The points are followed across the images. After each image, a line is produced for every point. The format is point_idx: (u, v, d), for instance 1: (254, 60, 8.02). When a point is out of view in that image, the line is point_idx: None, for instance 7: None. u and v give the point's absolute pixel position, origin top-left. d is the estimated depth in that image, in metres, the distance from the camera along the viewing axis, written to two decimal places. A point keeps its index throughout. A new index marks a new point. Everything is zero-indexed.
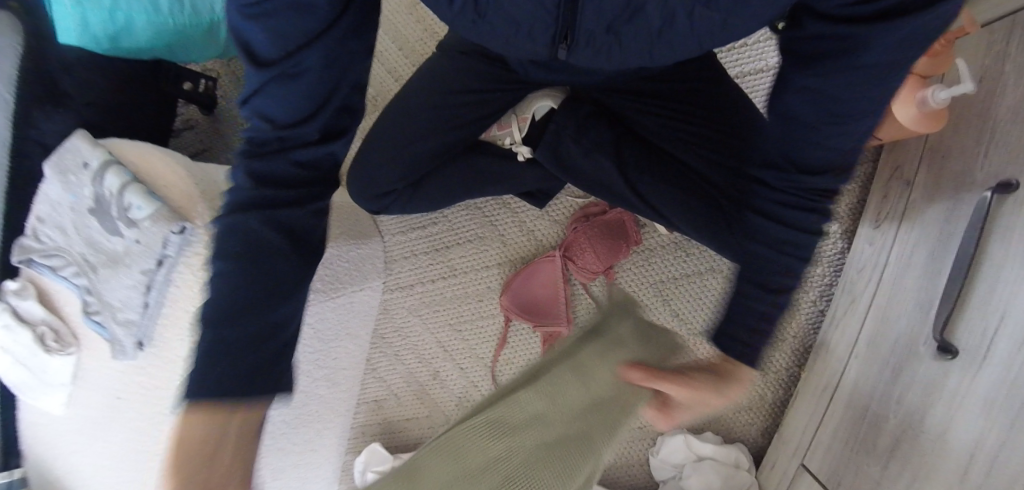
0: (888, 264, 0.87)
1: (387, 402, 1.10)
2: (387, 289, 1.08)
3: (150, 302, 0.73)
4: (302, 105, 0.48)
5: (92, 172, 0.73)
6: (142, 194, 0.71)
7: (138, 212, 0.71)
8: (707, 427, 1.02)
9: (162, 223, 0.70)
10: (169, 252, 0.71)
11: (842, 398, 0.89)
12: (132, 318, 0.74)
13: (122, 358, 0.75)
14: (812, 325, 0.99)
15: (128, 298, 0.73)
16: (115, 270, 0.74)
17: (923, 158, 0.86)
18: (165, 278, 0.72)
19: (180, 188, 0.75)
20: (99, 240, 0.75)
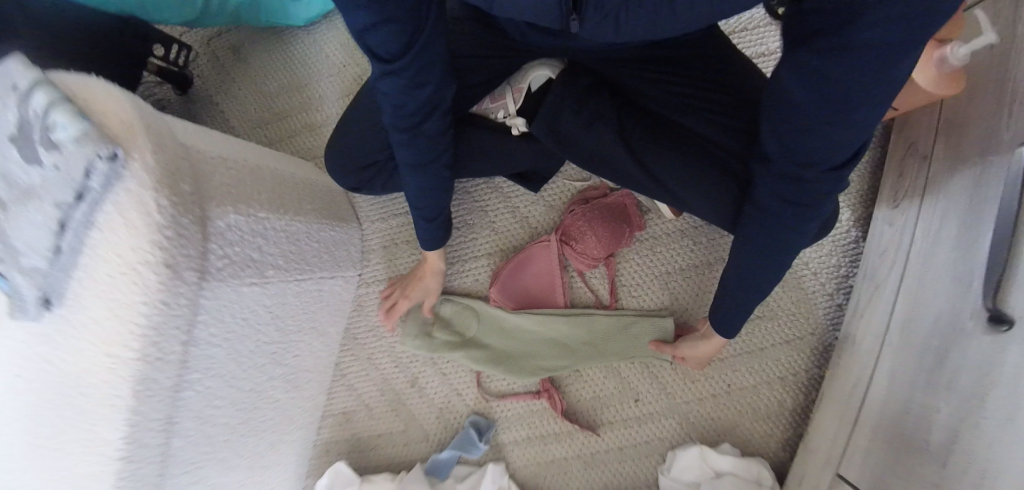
0: (914, 242, 0.81)
1: (357, 414, 0.96)
2: (362, 283, 0.97)
3: (63, 246, 0.62)
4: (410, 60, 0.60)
5: (19, 92, 0.62)
6: (72, 114, 0.61)
7: (62, 132, 0.60)
8: (724, 439, 0.90)
9: (89, 145, 0.60)
10: (92, 184, 0.61)
11: (877, 394, 0.79)
12: (39, 265, 0.62)
13: (20, 316, 0.64)
14: (832, 321, 0.90)
15: (32, 238, 0.61)
16: (23, 207, 0.61)
17: (939, 130, 0.80)
18: (85, 217, 0.62)
19: (120, 115, 0.65)
20: (11, 173, 0.62)
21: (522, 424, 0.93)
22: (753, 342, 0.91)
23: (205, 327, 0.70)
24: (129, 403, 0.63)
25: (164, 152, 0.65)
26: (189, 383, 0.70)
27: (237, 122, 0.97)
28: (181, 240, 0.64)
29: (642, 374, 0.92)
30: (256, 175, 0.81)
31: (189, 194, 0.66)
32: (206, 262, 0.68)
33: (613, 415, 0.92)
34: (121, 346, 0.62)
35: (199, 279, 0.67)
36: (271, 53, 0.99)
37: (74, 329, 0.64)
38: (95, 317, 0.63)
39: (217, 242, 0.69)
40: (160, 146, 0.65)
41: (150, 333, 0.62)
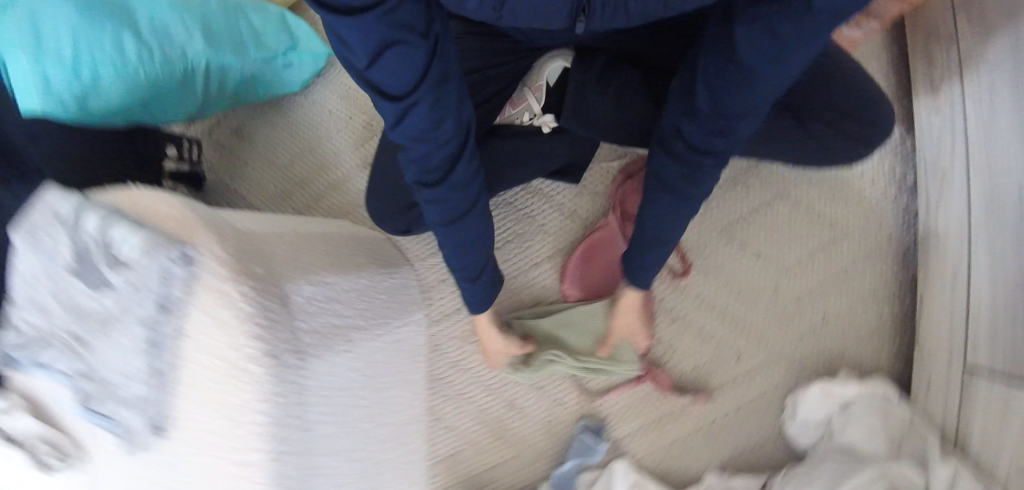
0: (969, 119, 0.79)
1: (463, 453, 0.93)
2: (432, 322, 0.95)
3: (160, 367, 0.54)
4: (424, 96, 0.52)
5: (68, 221, 0.55)
6: (133, 225, 0.53)
7: (126, 247, 0.52)
8: (839, 366, 0.87)
9: (158, 250, 0.52)
10: (174, 292, 0.53)
11: (982, 278, 0.77)
12: (141, 394, 0.54)
13: (139, 452, 0.56)
14: (903, 223, 0.89)
15: (127, 367, 0.54)
16: (109, 337, 0.54)
17: (959, 9, 0.81)
18: (175, 329, 0.54)
19: (174, 213, 0.56)
20: (84, 306, 0.55)
21: (634, 412, 0.91)
22: (835, 266, 0.89)
23: (315, 410, 0.63)
24: None
25: (229, 242, 0.57)
26: (317, 472, 0.64)
27: (257, 202, 0.98)
28: (275, 330, 0.57)
29: (738, 330, 0.90)
30: (311, 244, 0.75)
31: (267, 275, 0.59)
32: (299, 341, 0.61)
33: (720, 379, 0.90)
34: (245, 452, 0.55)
35: (298, 360, 0.60)
36: (275, 127, 1.01)
37: (198, 452, 0.55)
38: (210, 427, 0.55)
39: (302, 320, 0.63)
40: (223, 237, 0.57)
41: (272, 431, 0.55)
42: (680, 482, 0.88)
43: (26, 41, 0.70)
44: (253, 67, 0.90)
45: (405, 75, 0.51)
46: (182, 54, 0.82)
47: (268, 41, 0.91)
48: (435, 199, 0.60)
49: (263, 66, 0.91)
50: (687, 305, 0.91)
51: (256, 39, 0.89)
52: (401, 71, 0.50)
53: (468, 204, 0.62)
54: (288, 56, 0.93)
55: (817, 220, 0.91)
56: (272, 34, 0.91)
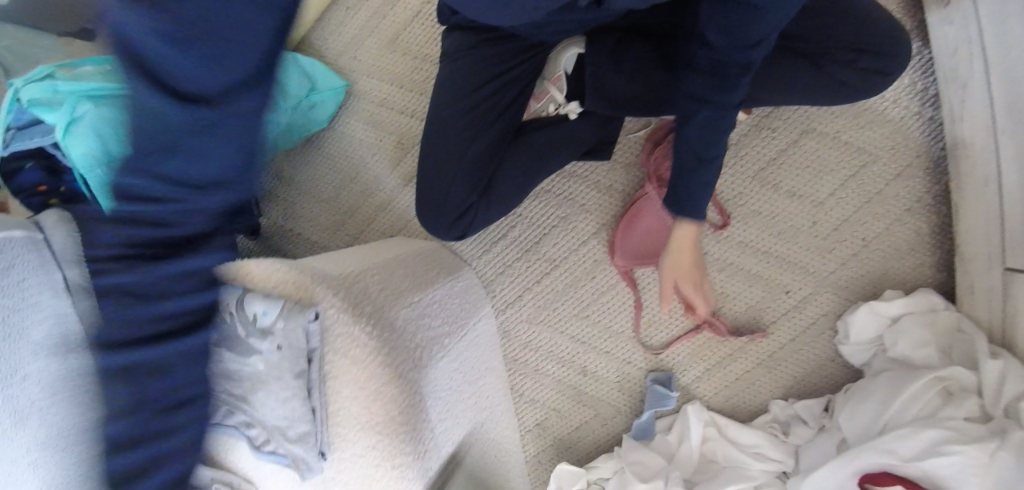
0: (983, 29, 0.79)
1: (549, 420, 1.03)
2: (500, 310, 1.03)
3: (314, 405, 0.67)
4: (225, 158, 0.35)
5: None
6: (265, 297, 0.65)
7: (266, 317, 0.65)
8: (884, 286, 0.93)
9: (296, 316, 0.64)
10: (314, 344, 0.66)
11: (1011, 185, 0.80)
12: (305, 429, 0.66)
13: (311, 475, 0.69)
14: (932, 136, 0.91)
15: (290, 411, 0.66)
16: (266, 390, 0.66)
17: None
18: (319, 375, 0.67)
19: (294, 280, 0.69)
20: (234, 368, 0.68)
21: (698, 359, 0.99)
22: (869, 190, 0.93)
23: (435, 408, 0.74)
24: None
25: (340, 289, 0.69)
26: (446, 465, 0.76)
27: (318, 235, 1.06)
28: (392, 354, 0.66)
29: (785, 268, 0.95)
30: (390, 268, 0.85)
31: (375, 311, 0.69)
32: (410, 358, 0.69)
33: (774, 314, 0.96)
34: (399, 456, 0.65)
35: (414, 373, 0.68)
36: (314, 162, 1.07)
37: (355, 466, 0.68)
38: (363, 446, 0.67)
39: (408, 337, 0.72)
40: (335, 286, 0.69)
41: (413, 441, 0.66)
42: (745, 415, 0.99)
43: (99, 153, 0.77)
44: (286, 116, 0.97)
45: (227, 169, 0.36)
46: None
47: (292, 88, 0.98)
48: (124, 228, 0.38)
49: (295, 113, 0.99)
50: (733, 253, 0.96)
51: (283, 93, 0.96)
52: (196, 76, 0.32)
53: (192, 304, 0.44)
54: (311, 97, 1.00)
55: (847, 148, 0.93)
56: (294, 82, 0.98)
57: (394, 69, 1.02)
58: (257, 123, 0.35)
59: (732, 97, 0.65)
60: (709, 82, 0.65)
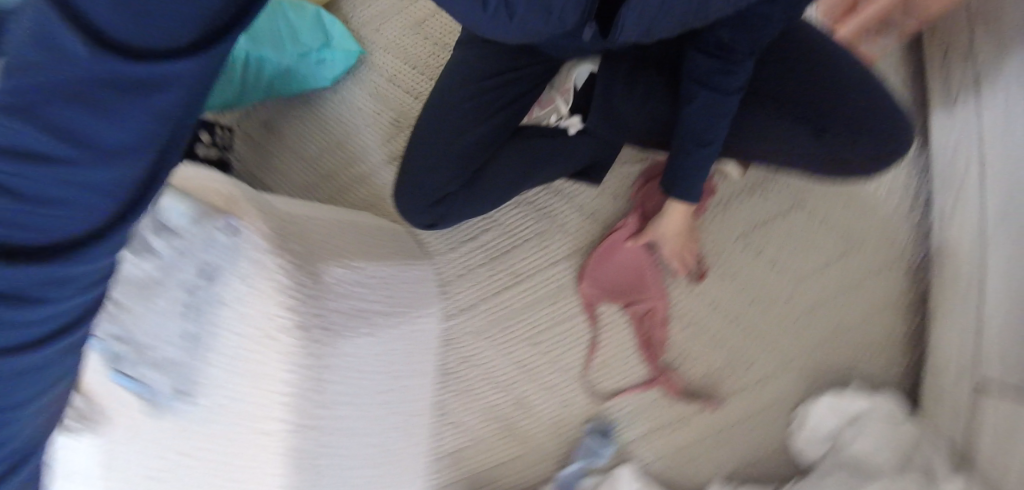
0: (984, 136, 0.80)
1: (469, 448, 0.93)
2: (447, 316, 0.94)
3: (195, 332, 0.57)
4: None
5: None
6: (177, 194, 0.54)
7: (173, 214, 0.54)
8: (851, 380, 0.88)
9: (204, 222, 0.55)
10: (218, 261, 0.56)
11: (994, 292, 0.77)
12: (176, 359, 0.57)
13: (163, 413, 0.58)
14: (920, 237, 0.90)
15: (164, 328, 0.56)
16: (146, 301, 0.55)
17: (974, 25, 0.81)
18: (213, 297, 0.56)
19: (220, 190, 0.60)
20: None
21: (640, 418, 0.91)
22: (849, 277, 0.90)
23: (334, 386, 0.67)
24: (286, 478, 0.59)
25: (271, 219, 0.62)
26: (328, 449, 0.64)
27: (284, 189, 1.00)
28: (309, 301, 0.62)
29: (749, 339, 0.90)
30: (342, 229, 0.79)
31: (303, 254, 0.63)
32: (326, 314, 0.65)
33: (731, 386, 0.90)
34: (271, 420, 0.59)
35: (325, 334, 0.64)
36: (306, 119, 1.03)
37: (223, 417, 0.59)
38: (243, 393, 0.59)
39: (328, 295, 0.66)
40: (266, 215, 0.62)
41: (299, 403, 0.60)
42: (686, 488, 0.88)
43: None
44: (288, 60, 0.92)
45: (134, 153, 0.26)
46: None
47: (304, 39, 0.93)
48: None
49: (299, 62, 0.93)
50: (703, 310, 0.91)
51: (292, 37, 0.92)
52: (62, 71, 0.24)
53: None
54: (321, 53, 0.96)
55: (832, 232, 0.91)
56: (308, 32, 0.93)
57: (414, 51, 1.00)
58: (208, 77, 0.27)
59: (735, 79, 0.71)
60: (717, 66, 0.71)
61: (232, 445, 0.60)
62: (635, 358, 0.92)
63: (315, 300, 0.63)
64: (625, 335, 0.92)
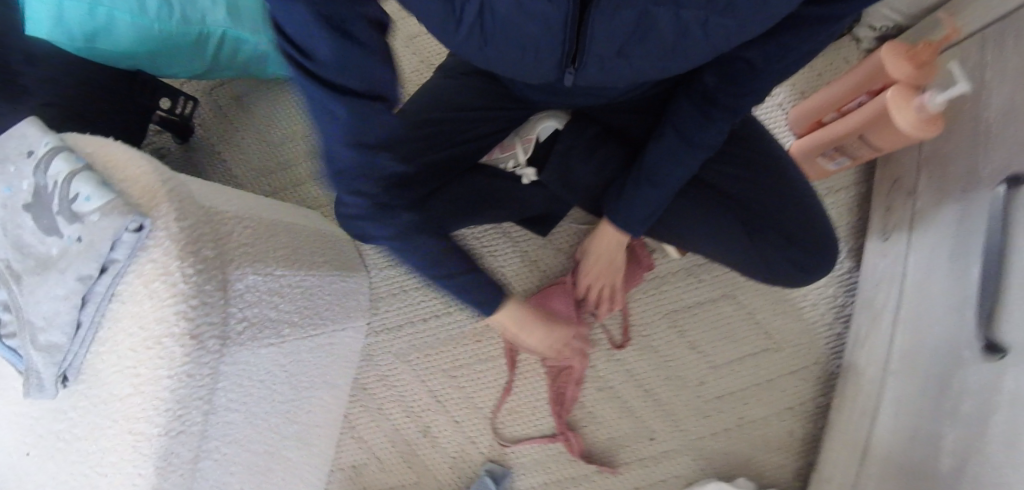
0: (906, 272, 0.85)
1: (367, 466, 0.93)
2: (371, 332, 0.96)
3: (83, 320, 0.62)
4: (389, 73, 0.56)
5: (37, 158, 0.63)
6: (92, 183, 0.61)
7: (86, 202, 0.60)
8: (740, 473, 0.91)
9: (116, 216, 0.60)
10: (117, 256, 0.61)
11: (885, 421, 0.81)
12: (57, 342, 0.61)
13: (35, 393, 0.63)
14: (834, 350, 0.94)
15: (53, 312, 0.61)
16: (44, 277, 0.61)
17: (922, 168, 0.87)
18: (108, 289, 0.62)
19: (145, 182, 0.64)
20: (29, 243, 0.62)
21: (539, 469, 0.92)
22: (763, 374, 0.93)
23: (224, 395, 0.71)
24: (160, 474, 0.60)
25: (188, 218, 0.65)
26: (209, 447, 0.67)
27: (240, 168, 0.99)
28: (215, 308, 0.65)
29: (656, 413, 0.93)
30: (272, 230, 0.80)
31: (215, 259, 0.67)
32: (227, 325, 0.69)
33: (628, 456, 0.92)
34: (146, 423, 0.62)
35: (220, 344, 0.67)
36: (273, 103, 1.01)
37: (93, 407, 0.64)
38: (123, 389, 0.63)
39: (236, 303, 0.70)
40: (185, 210, 0.65)
41: (176, 407, 0.63)
42: None
43: None
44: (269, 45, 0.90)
45: None
46: (203, 19, 0.83)
47: None
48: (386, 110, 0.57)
49: None
50: (616, 377, 0.94)
51: None
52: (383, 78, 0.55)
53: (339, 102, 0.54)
54: None
55: (756, 327, 0.94)
56: None
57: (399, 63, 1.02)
58: None
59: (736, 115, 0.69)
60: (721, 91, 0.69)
61: (98, 431, 0.63)
62: (545, 412, 0.93)
63: (216, 307, 0.66)
64: (535, 386, 0.94)
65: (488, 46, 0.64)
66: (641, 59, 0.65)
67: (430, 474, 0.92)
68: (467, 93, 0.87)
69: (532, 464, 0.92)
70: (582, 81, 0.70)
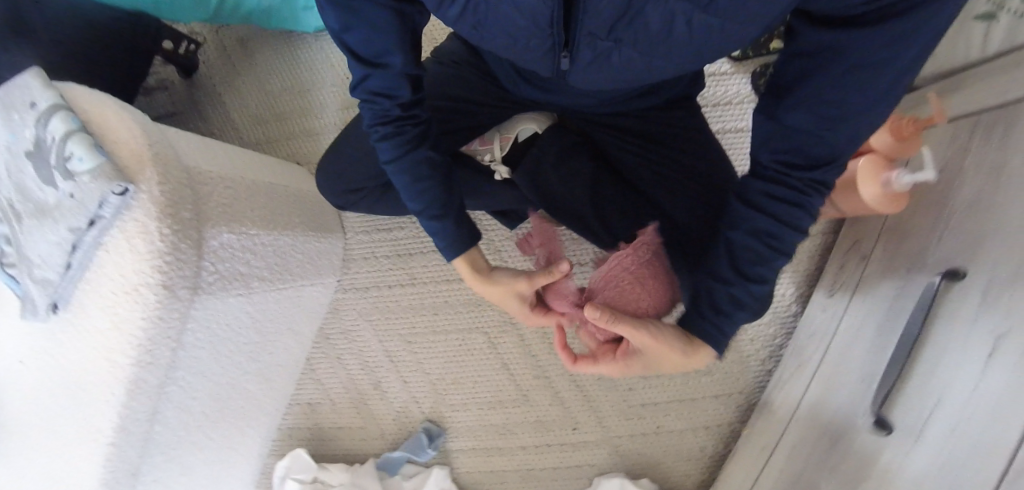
0: (838, 331, 0.90)
1: (320, 406, 1.08)
2: (340, 288, 1.08)
3: (73, 263, 0.69)
4: (395, 45, 0.63)
5: (39, 112, 0.69)
6: (85, 145, 0.66)
7: (78, 164, 0.66)
8: (646, 473, 1.00)
9: (103, 181, 0.66)
10: (104, 213, 0.67)
11: (779, 458, 0.89)
12: (50, 278, 0.70)
13: (31, 318, 0.73)
14: (760, 383, 1.00)
15: (49, 256, 0.69)
16: (40, 222, 0.69)
17: (881, 237, 0.90)
18: (94, 240, 0.68)
19: (131, 146, 0.70)
20: (31, 188, 0.70)
21: (471, 435, 1.03)
22: (688, 392, 1.00)
23: (191, 335, 0.77)
24: (124, 402, 0.71)
25: (172, 181, 0.71)
26: (186, 358, 0.78)
27: (240, 114, 1.08)
28: (179, 267, 0.70)
29: (583, 408, 1.01)
30: (253, 192, 0.86)
31: (191, 220, 0.72)
32: (199, 278, 0.74)
33: (551, 439, 1.02)
34: (121, 354, 0.70)
35: (191, 294, 0.73)
36: (275, 52, 1.07)
37: (75, 336, 0.73)
38: (97, 326, 0.71)
39: (209, 259, 0.75)
40: (168, 174, 0.71)
41: (148, 344, 0.70)
42: None
43: None
44: (270, 1, 0.93)
45: None
46: None
47: None
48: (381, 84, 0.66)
49: (282, 3, 0.94)
50: (554, 370, 1.02)
51: None
52: (387, 50, 0.64)
53: (375, 80, 0.66)
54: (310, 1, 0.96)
55: None
56: None
57: None
58: None
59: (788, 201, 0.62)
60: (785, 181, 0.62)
61: (74, 355, 0.73)
62: (483, 387, 1.03)
63: (190, 264, 0.72)
64: (480, 364, 1.03)
65: (484, 27, 0.67)
66: (625, 58, 0.68)
67: (372, 419, 1.06)
68: (456, 83, 0.90)
69: (465, 432, 1.03)
70: (582, 71, 0.71)
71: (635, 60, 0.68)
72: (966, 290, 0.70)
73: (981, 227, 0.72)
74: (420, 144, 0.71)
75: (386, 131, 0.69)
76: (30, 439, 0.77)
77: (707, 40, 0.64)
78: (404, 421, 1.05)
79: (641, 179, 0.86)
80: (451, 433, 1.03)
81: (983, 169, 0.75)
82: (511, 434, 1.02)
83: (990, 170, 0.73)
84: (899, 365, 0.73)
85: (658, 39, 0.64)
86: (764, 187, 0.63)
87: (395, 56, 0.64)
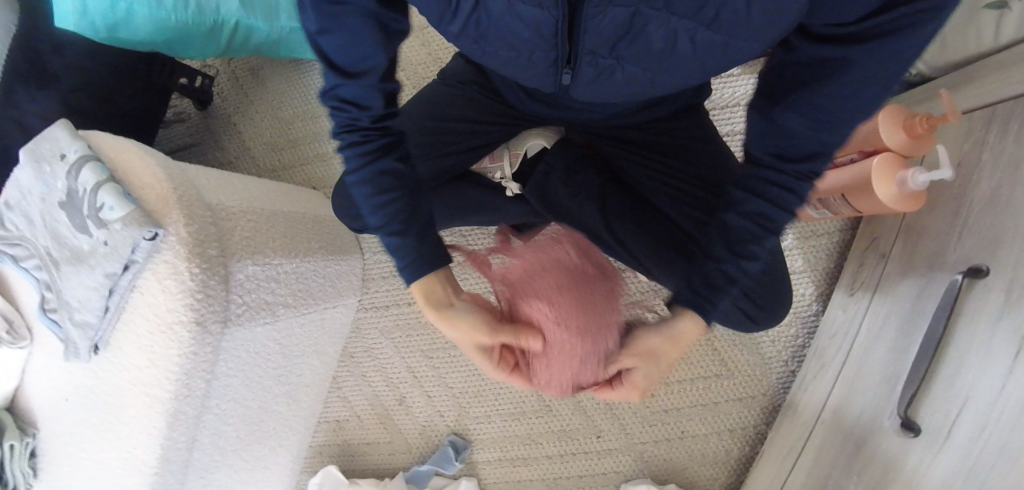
0: (860, 332, 0.89)
1: (349, 423, 1.11)
2: (361, 307, 1.10)
3: (110, 305, 0.72)
4: (376, 49, 0.58)
5: (69, 163, 0.73)
6: (115, 194, 0.70)
7: (109, 212, 0.69)
8: (672, 479, 1.00)
9: (134, 227, 0.69)
10: (137, 257, 0.70)
11: (806, 460, 0.89)
12: (89, 321, 0.73)
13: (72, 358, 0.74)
14: (783, 384, 1.00)
15: (87, 299, 0.72)
16: (76, 269, 0.73)
17: (900, 235, 0.88)
18: (129, 283, 0.72)
19: (156, 190, 0.73)
20: (65, 236, 0.73)
21: (495, 446, 1.05)
22: (712, 396, 1.00)
23: (225, 365, 0.80)
24: (162, 434, 0.74)
25: (196, 220, 0.73)
26: (219, 388, 0.81)
27: (253, 142, 1.11)
28: (209, 302, 0.73)
29: (605, 415, 1.02)
30: (273, 222, 0.89)
31: (217, 256, 0.74)
32: (228, 310, 0.77)
33: (575, 448, 1.03)
34: (158, 389, 0.73)
35: (221, 327, 0.76)
36: (286, 81, 1.09)
37: (114, 374, 0.76)
38: (134, 363, 0.74)
39: (237, 291, 0.78)
40: (192, 214, 0.73)
41: (183, 377, 0.73)
42: None
43: None
44: (279, 33, 0.95)
45: None
46: (216, 11, 0.89)
47: None
48: (353, 93, 0.60)
49: (290, 33, 0.96)
50: None
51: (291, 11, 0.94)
52: (367, 54, 0.58)
53: (348, 88, 0.60)
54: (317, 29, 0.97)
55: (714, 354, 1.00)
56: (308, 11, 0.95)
57: (411, 56, 1.08)
58: None
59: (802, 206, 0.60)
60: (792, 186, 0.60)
61: (114, 392, 0.76)
62: (505, 398, 1.04)
63: (219, 298, 0.74)
64: None
65: (486, 42, 0.67)
66: (630, 74, 0.68)
67: (399, 434, 1.08)
68: (461, 103, 0.90)
69: (489, 443, 1.05)
70: (583, 89, 0.71)
71: (637, 78, 0.68)
72: (988, 288, 0.69)
73: (1002, 224, 0.71)
74: (389, 153, 0.64)
75: (351, 138, 0.63)
76: (76, 472, 0.81)
77: (710, 59, 0.63)
78: (430, 435, 1.07)
79: (651, 188, 0.86)
80: (477, 444, 1.05)
81: (1003, 163, 0.74)
82: (535, 443, 1.03)
83: (1011, 164, 0.71)
84: (923, 367, 0.73)
85: (660, 58, 0.64)
86: (782, 189, 0.61)
87: (377, 61, 0.59)
